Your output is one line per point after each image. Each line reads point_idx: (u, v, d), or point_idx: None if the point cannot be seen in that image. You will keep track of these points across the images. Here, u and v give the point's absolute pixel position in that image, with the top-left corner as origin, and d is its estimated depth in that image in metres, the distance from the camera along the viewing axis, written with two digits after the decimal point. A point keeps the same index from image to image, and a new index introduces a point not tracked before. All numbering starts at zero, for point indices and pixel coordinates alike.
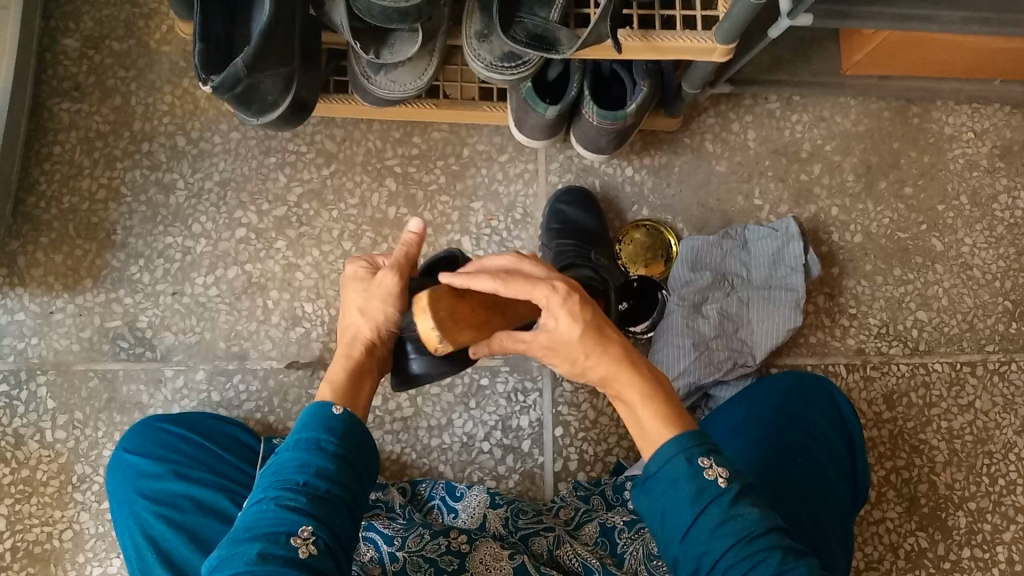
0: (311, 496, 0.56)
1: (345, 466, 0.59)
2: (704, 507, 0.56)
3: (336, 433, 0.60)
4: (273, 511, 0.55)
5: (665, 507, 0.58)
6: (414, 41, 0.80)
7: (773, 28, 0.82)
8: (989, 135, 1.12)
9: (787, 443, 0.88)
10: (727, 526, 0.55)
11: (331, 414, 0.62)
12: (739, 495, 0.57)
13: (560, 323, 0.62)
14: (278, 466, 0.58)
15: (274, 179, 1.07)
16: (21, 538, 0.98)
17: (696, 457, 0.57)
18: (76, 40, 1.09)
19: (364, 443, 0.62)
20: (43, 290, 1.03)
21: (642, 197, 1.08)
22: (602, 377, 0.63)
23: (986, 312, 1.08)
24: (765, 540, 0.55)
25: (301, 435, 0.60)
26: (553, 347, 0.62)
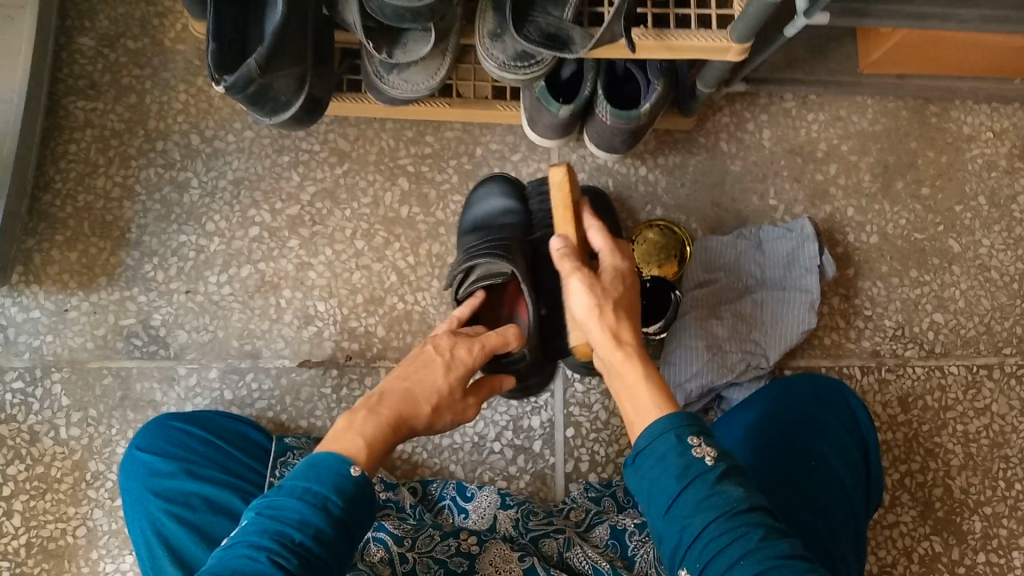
0: (303, 559, 0.55)
1: (341, 535, 0.58)
2: (689, 483, 0.57)
3: (343, 496, 0.59)
4: (264, 565, 0.54)
5: (651, 487, 0.60)
6: (427, 40, 0.80)
7: (790, 26, 0.81)
8: (1008, 135, 1.11)
9: (793, 434, 0.89)
10: (710, 501, 0.57)
11: (347, 475, 0.61)
12: (724, 474, 0.58)
13: (609, 283, 0.73)
14: (277, 514, 0.57)
15: (287, 178, 1.07)
16: (36, 533, 0.98)
17: (684, 434, 0.60)
18: (91, 39, 1.09)
19: (364, 511, 0.61)
20: (59, 288, 1.04)
21: (656, 197, 1.07)
22: (612, 328, 0.70)
23: (1004, 314, 1.07)
24: (749, 516, 0.56)
25: (308, 486, 0.59)
26: (603, 284, 0.73)
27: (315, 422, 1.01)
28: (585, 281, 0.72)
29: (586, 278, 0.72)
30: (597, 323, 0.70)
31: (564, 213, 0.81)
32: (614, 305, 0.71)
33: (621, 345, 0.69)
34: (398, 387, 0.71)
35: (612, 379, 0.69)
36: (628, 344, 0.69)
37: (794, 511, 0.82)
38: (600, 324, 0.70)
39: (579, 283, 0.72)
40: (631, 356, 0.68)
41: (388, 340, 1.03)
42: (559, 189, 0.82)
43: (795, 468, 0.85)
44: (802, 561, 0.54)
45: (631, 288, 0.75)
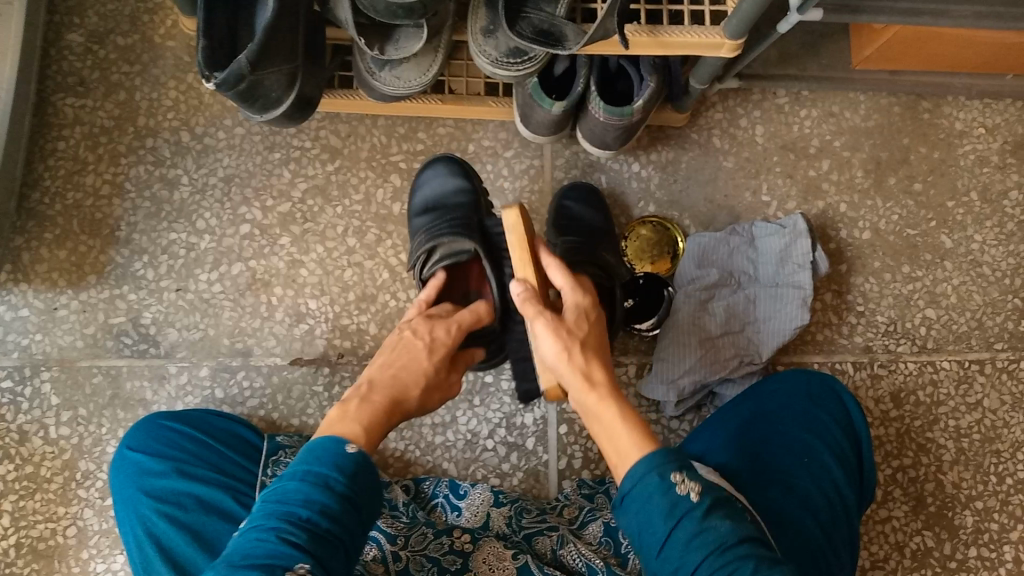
0: (311, 533, 0.56)
1: (348, 509, 0.59)
2: (677, 522, 0.58)
3: (345, 472, 0.60)
4: (274, 544, 0.55)
5: (639, 527, 0.60)
6: (419, 37, 0.79)
7: (783, 23, 0.81)
8: (1000, 131, 1.11)
9: (780, 445, 0.88)
10: (700, 539, 0.57)
11: (346, 451, 0.61)
12: (710, 508, 0.59)
13: (571, 322, 0.72)
14: (284, 495, 0.58)
15: (278, 175, 1.06)
16: (25, 533, 0.98)
17: (667, 473, 0.60)
18: (80, 35, 1.08)
19: (370, 485, 0.62)
20: (48, 286, 1.03)
21: (649, 194, 1.07)
22: (583, 368, 0.69)
23: (995, 309, 1.07)
24: (740, 549, 0.57)
25: (310, 467, 0.60)
26: (566, 325, 0.71)
27: (307, 421, 1.00)
28: (550, 325, 0.70)
29: (550, 321, 0.70)
30: (569, 367, 0.68)
31: (523, 253, 0.75)
32: (580, 345, 0.70)
33: (594, 389, 0.68)
34: (385, 374, 0.72)
35: (592, 425, 0.67)
36: (600, 386, 0.68)
37: (787, 518, 0.81)
38: (571, 368, 0.68)
39: (544, 326, 0.70)
40: (605, 397, 0.67)
41: (380, 338, 1.03)
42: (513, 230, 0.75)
43: (784, 475, 0.84)
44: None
45: (594, 325, 0.73)
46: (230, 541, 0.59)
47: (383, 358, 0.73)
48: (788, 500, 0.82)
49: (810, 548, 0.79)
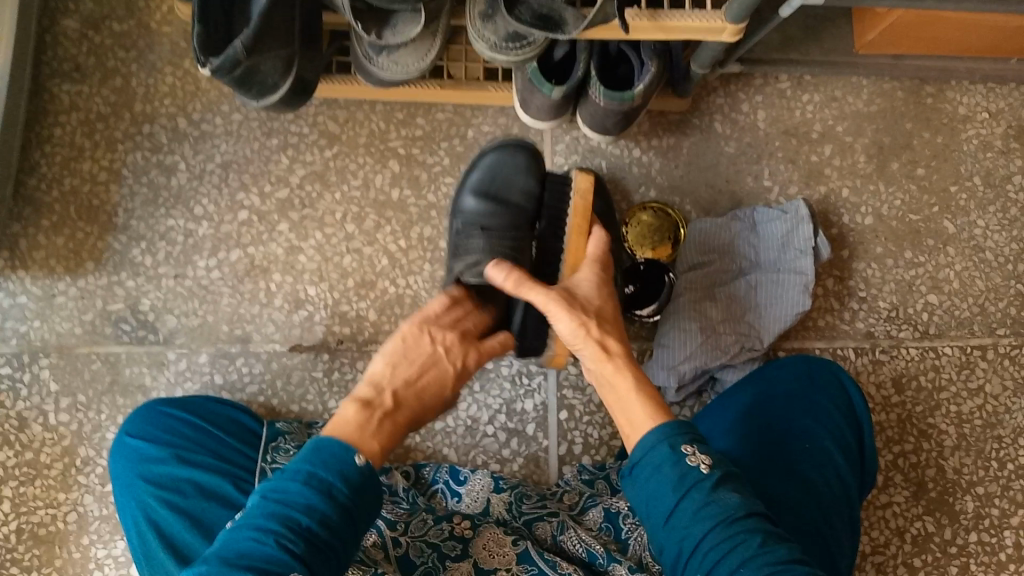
0: (307, 542, 0.58)
1: (346, 519, 0.61)
2: (686, 492, 0.63)
3: (350, 484, 0.62)
4: (271, 549, 0.57)
5: (649, 495, 0.65)
6: (416, 21, 0.78)
7: (786, 7, 0.80)
8: (1004, 115, 1.10)
9: (783, 426, 0.88)
10: (708, 509, 0.62)
11: (353, 460, 0.63)
12: (719, 481, 0.63)
13: (591, 295, 0.79)
14: (286, 498, 0.60)
15: (276, 161, 1.05)
16: (26, 520, 0.98)
17: (678, 444, 0.65)
18: (75, 20, 1.07)
19: (371, 498, 0.63)
20: (45, 273, 1.03)
21: (649, 179, 1.06)
22: (602, 342, 0.76)
23: (998, 295, 1.07)
24: (745, 523, 0.61)
25: (316, 473, 0.61)
26: (581, 300, 0.78)
27: (307, 407, 1.00)
28: (562, 303, 0.76)
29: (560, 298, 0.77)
30: (585, 341, 0.76)
31: (581, 218, 0.88)
32: (597, 318, 0.77)
33: (611, 359, 0.75)
34: (409, 390, 0.76)
35: (603, 389, 0.75)
36: (617, 356, 0.75)
37: (788, 501, 0.81)
38: (589, 343, 0.76)
39: (556, 305, 0.76)
40: (621, 368, 0.74)
41: (380, 325, 1.02)
42: (584, 192, 0.89)
43: (788, 457, 0.85)
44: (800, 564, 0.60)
45: (610, 297, 0.81)
46: (225, 529, 0.61)
47: (400, 362, 0.77)
48: (793, 481, 0.82)
49: (812, 535, 0.80)
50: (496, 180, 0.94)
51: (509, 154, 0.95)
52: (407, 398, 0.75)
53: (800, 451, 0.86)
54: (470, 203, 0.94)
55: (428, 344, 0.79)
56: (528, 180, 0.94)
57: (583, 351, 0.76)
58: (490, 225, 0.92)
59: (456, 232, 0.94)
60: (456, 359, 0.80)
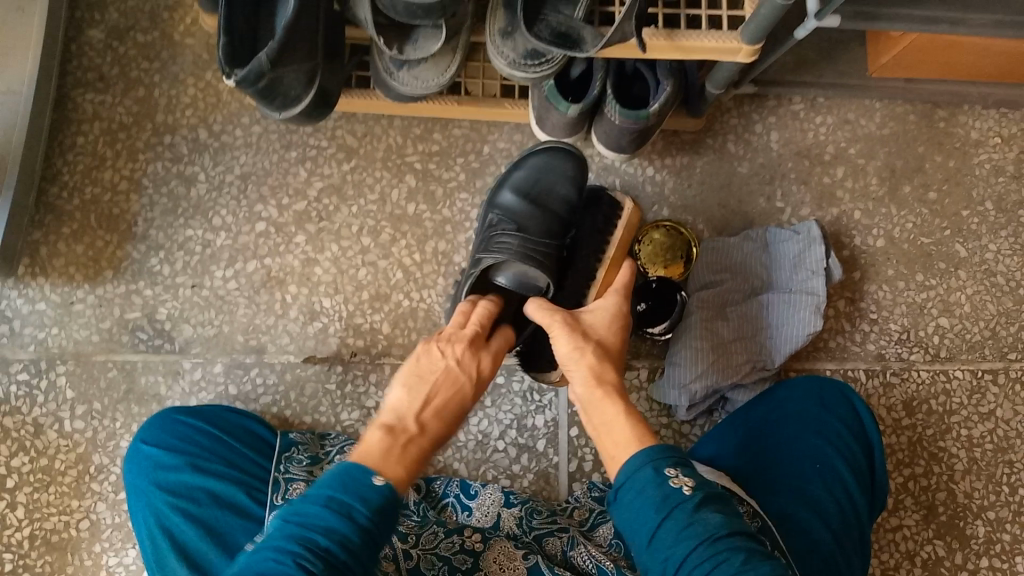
0: (326, 563, 0.57)
1: (367, 542, 0.60)
2: (668, 513, 0.63)
3: (370, 504, 0.61)
4: (289, 569, 0.56)
5: (633, 519, 0.65)
6: (438, 37, 0.80)
7: (800, 28, 0.81)
8: (1016, 140, 1.11)
9: (786, 452, 0.89)
10: (691, 530, 0.62)
11: (372, 483, 0.62)
12: (702, 502, 0.63)
13: (599, 325, 0.81)
14: (306, 519, 0.59)
15: (294, 174, 1.07)
16: (39, 525, 0.99)
17: (660, 467, 0.65)
18: (101, 32, 1.09)
19: (391, 520, 0.63)
20: (64, 280, 1.04)
21: (663, 198, 1.07)
22: (593, 368, 0.76)
23: (1010, 319, 1.07)
24: (729, 541, 0.61)
25: (337, 494, 0.61)
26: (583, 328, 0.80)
27: (319, 418, 1.01)
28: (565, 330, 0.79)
29: (565, 323, 0.80)
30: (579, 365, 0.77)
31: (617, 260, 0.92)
32: (599, 349, 0.79)
33: (600, 385, 0.75)
34: (428, 410, 0.74)
35: (589, 412, 0.75)
36: (607, 383, 0.76)
37: (796, 522, 0.81)
38: (582, 368, 0.77)
39: (558, 326, 0.79)
40: (609, 395, 0.74)
41: (393, 337, 1.03)
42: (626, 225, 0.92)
43: (793, 482, 0.86)
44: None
45: (620, 332, 0.81)
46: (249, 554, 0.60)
47: (415, 386, 0.75)
48: (799, 505, 0.83)
49: (817, 552, 0.79)
50: (538, 184, 0.93)
51: (555, 158, 0.95)
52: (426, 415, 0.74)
53: (801, 476, 0.86)
54: (513, 203, 0.93)
55: (438, 360, 0.77)
56: (570, 190, 0.93)
57: (575, 375, 0.77)
58: (525, 226, 0.90)
59: (488, 226, 0.93)
60: (469, 368, 0.78)
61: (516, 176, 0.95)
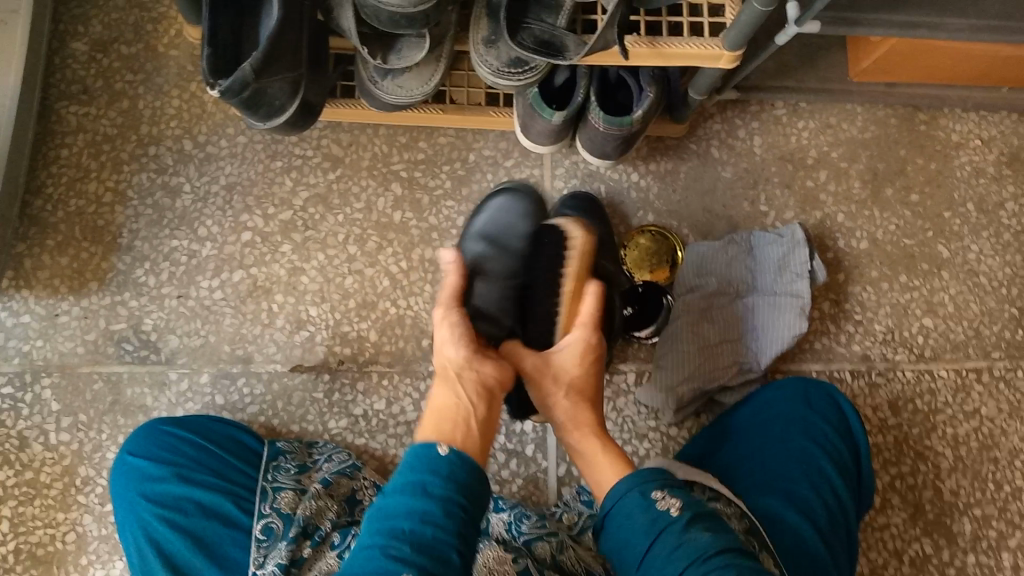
0: (415, 544, 0.56)
1: (456, 512, 0.59)
2: (657, 535, 0.63)
3: (442, 476, 0.61)
4: (380, 559, 0.55)
5: (625, 543, 0.65)
6: (421, 46, 0.80)
7: (782, 34, 0.82)
8: (996, 142, 1.12)
9: (767, 456, 0.90)
10: (679, 550, 0.62)
11: (438, 456, 0.62)
12: (690, 522, 0.63)
13: (567, 364, 0.79)
14: (387, 510, 0.59)
15: (280, 183, 1.07)
16: (25, 540, 0.98)
17: (649, 491, 0.66)
18: (84, 44, 1.09)
19: (475, 487, 0.62)
20: (49, 293, 1.04)
21: (648, 203, 1.07)
22: (568, 414, 0.77)
23: (992, 318, 1.08)
24: (718, 559, 0.60)
25: (408, 478, 0.61)
26: (552, 369, 0.78)
27: (307, 428, 1.01)
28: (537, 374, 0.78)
29: (535, 364, 0.79)
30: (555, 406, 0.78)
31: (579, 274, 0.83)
32: (571, 394, 0.78)
33: (577, 430, 0.76)
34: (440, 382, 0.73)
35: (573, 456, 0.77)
36: (583, 427, 0.76)
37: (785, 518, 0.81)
38: (560, 413, 0.77)
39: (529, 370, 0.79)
40: (587, 438, 0.75)
41: (380, 345, 1.03)
42: (580, 249, 0.83)
43: (779, 482, 0.86)
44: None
45: (592, 367, 0.79)
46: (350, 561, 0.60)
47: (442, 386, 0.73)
48: (783, 503, 0.83)
49: (803, 549, 0.79)
50: (502, 225, 0.95)
51: (521, 202, 0.97)
52: (479, 372, 0.73)
53: (788, 478, 0.86)
54: (476, 246, 0.94)
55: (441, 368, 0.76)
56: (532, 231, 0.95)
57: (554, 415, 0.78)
58: (488, 269, 0.91)
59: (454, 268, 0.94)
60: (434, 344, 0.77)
61: (480, 221, 0.96)
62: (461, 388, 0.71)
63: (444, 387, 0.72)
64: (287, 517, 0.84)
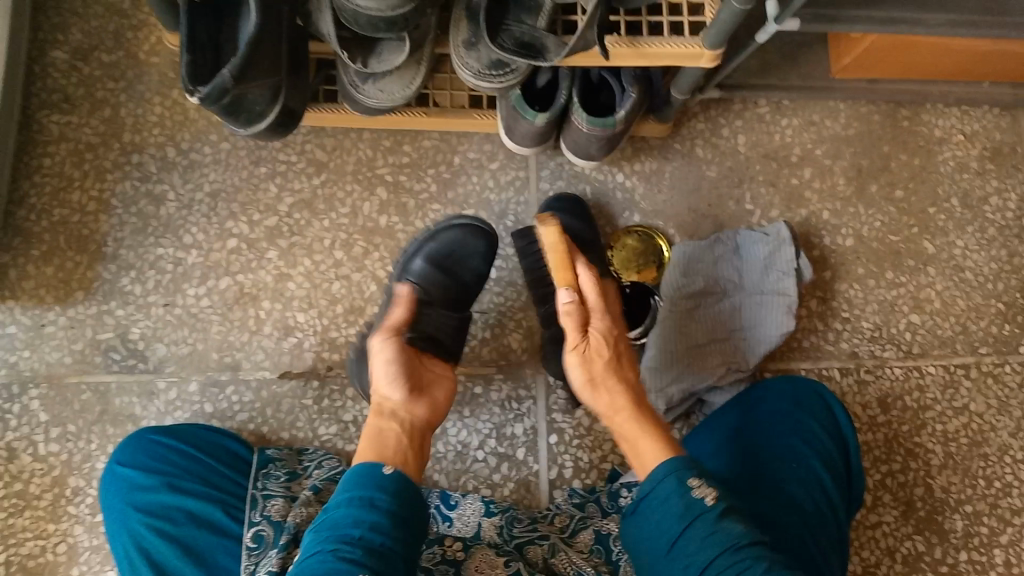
0: (366, 548, 0.60)
1: (399, 522, 0.63)
2: (692, 522, 0.63)
3: (388, 491, 0.64)
4: (333, 561, 0.59)
5: (655, 525, 0.65)
6: (401, 50, 0.80)
7: (762, 33, 0.82)
8: (979, 137, 1.12)
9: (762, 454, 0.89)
10: (714, 539, 0.62)
11: (383, 474, 0.66)
12: (724, 512, 0.64)
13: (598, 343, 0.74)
14: (335, 521, 0.62)
15: (265, 190, 1.07)
16: (15, 552, 0.98)
17: (685, 478, 0.65)
18: (65, 52, 1.09)
19: (414, 503, 0.66)
20: (35, 303, 1.03)
21: (633, 204, 1.08)
22: (614, 392, 0.73)
23: (979, 313, 1.08)
24: (750, 550, 0.62)
25: (354, 492, 0.64)
26: (589, 346, 0.73)
27: (296, 434, 1.01)
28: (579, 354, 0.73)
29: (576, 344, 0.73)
30: (595, 397, 0.73)
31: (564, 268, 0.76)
32: (613, 372, 0.74)
33: (624, 409, 0.72)
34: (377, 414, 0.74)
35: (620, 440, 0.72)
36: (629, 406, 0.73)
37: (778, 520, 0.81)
38: (604, 396, 0.73)
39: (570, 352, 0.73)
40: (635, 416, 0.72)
41: None
42: (552, 246, 0.77)
43: (773, 482, 0.85)
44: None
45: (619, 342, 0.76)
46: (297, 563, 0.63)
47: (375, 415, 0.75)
48: (775, 505, 0.83)
49: (795, 548, 0.80)
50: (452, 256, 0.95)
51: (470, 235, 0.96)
52: (411, 409, 0.76)
53: (779, 472, 0.86)
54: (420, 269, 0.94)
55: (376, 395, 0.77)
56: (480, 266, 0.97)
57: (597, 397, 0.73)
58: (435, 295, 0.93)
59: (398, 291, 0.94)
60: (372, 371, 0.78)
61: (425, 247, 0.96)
62: (399, 424, 0.74)
63: (378, 423, 0.73)
64: (278, 525, 0.83)
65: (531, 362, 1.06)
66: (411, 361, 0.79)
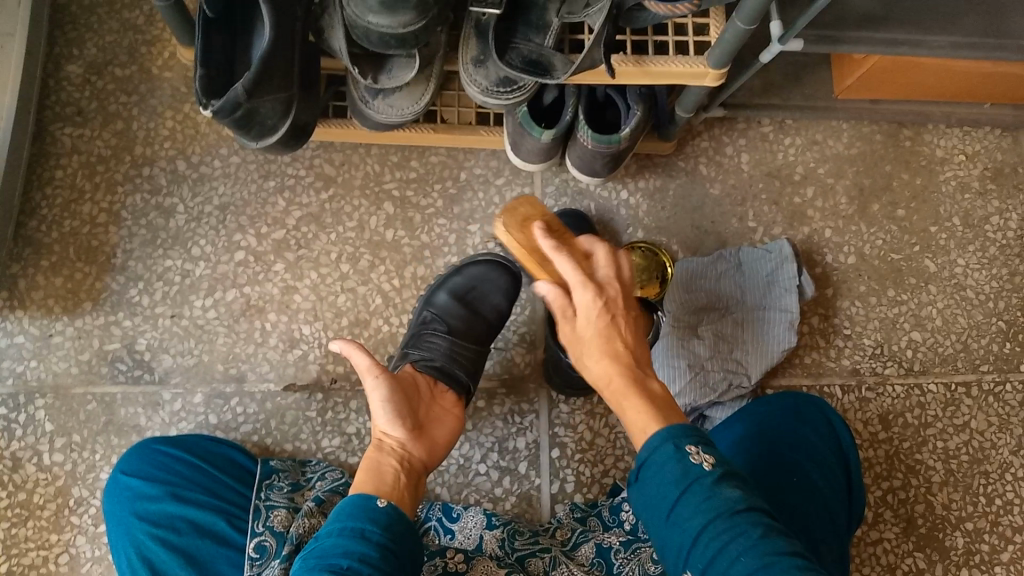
0: None
1: (389, 556, 0.62)
2: (687, 488, 0.60)
3: (380, 524, 0.63)
4: None
5: (651, 494, 0.62)
6: (411, 66, 0.82)
7: (766, 52, 0.84)
8: (980, 157, 1.14)
9: (772, 458, 0.89)
10: (708, 504, 0.59)
11: (376, 507, 0.64)
12: (721, 478, 0.60)
13: (585, 322, 0.69)
14: (324, 550, 0.61)
15: (272, 204, 1.08)
16: (17, 561, 0.98)
17: (681, 444, 0.61)
18: (79, 67, 1.10)
19: (406, 541, 0.64)
20: (44, 312, 1.04)
21: (637, 220, 1.09)
22: (602, 364, 0.68)
23: (980, 332, 1.09)
24: (747, 516, 0.58)
25: (346, 523, 0.63)
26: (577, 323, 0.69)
27: (300, 445, 1.01)
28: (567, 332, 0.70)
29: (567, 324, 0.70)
30: (588, 374, 0.70)
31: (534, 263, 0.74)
32: (604, 348, 0.68)
33: (615, 377, 0.67)
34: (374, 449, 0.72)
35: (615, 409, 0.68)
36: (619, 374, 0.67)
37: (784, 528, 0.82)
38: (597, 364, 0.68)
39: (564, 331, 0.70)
40: (625, 386, 0.66)
41: None
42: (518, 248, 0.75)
43: (777, 488, 0.86)
44: (801, 558, 0.56)
45: (614, 314, 0.69)
46: None
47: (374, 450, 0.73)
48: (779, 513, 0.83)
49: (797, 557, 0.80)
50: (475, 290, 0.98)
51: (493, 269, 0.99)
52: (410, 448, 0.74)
53: (779, 482, 0.86)
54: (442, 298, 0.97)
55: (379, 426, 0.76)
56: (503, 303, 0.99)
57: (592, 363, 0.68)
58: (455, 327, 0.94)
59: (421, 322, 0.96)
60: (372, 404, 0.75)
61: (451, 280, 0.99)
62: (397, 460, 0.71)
63: (376, 457, 0.71)
64: (281, 535, 0.84)
65: (534, 376, 1.06)
66: (410, 400, 0.77)
